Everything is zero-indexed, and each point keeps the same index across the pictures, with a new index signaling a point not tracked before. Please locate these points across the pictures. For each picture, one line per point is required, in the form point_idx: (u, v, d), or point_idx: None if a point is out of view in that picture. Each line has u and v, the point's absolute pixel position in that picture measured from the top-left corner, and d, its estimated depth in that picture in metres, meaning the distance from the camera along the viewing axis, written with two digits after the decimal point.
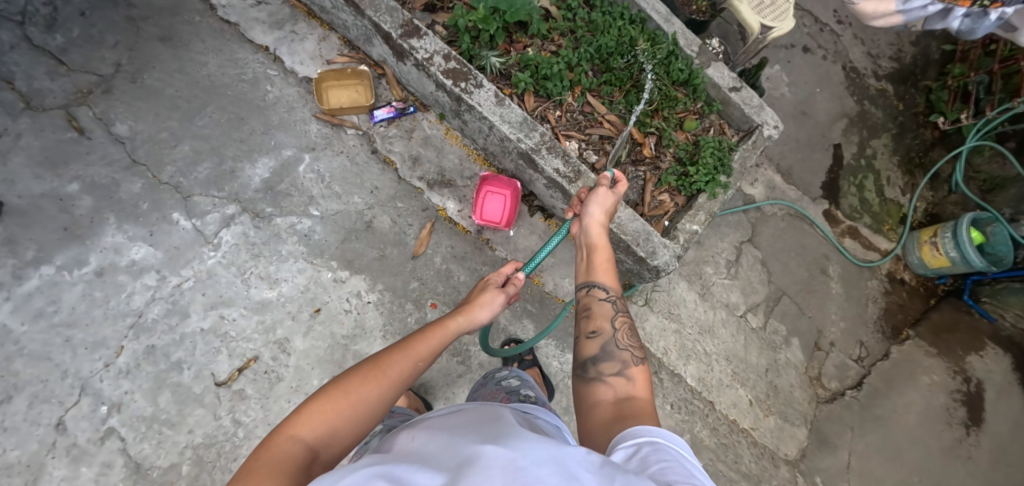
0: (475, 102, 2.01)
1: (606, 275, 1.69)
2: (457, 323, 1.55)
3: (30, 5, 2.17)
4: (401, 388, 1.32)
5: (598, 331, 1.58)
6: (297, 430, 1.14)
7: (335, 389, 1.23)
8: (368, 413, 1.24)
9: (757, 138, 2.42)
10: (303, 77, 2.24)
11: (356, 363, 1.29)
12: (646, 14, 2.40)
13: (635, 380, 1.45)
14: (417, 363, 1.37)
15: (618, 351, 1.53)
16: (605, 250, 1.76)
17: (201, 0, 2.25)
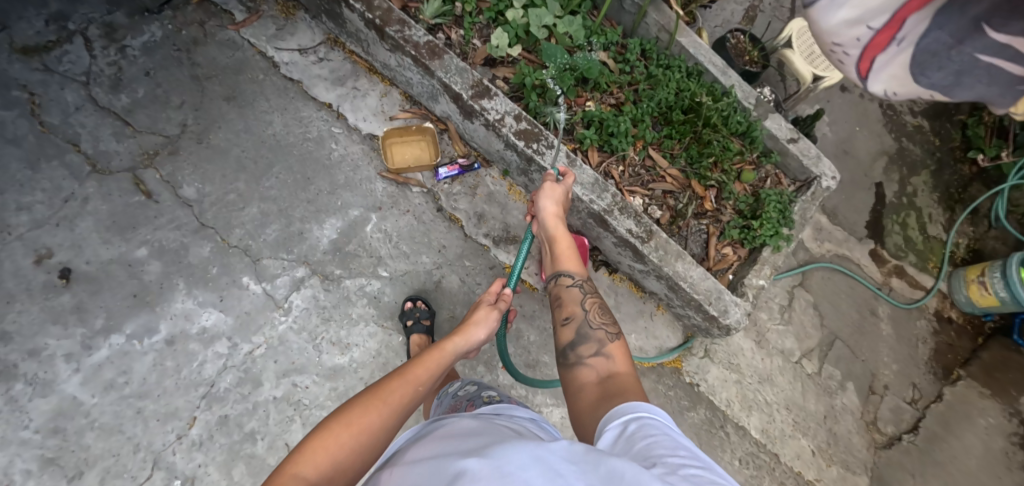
0: (548, 164, 2.02)
1: (571, 263, 1.79)
2: (453, 346, 1.53)
3: (95, 65, 2.17)
4: (403, 415, 1.28)
5: (572, 317, 1.66)
6: (299, 471, 1.07)
7: (336, 424, 1.17)
8: (370, 444, 1.19)
9: (817, 190, 2.42)
10: (367, 134, 2.24)
11: (355, 393, 1.25)
12: (703, 66, 2.43)
13: (613, 355, 1.51)
14: (417, 390, 1.33)
15: (592, 331, 1.60)
16: (565, 239, 1.84)
17: (265, 59, 2.27)
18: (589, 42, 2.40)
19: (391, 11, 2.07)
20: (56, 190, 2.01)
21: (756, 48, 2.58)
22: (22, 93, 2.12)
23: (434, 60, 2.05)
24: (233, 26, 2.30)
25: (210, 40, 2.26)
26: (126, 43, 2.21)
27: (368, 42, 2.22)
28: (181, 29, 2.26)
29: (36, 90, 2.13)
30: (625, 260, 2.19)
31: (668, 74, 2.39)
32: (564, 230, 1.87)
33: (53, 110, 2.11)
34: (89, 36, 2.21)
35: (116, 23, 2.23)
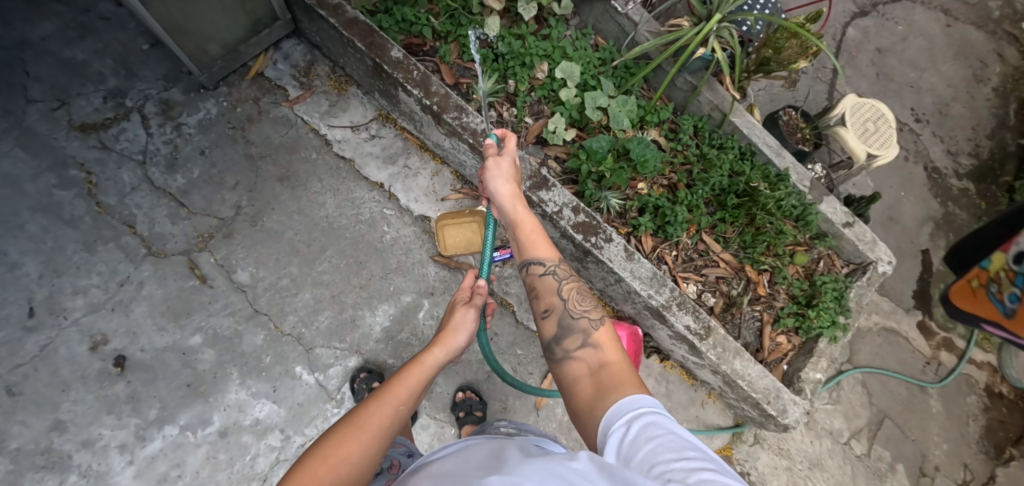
0: (606, 258, 2.01)
1: (541, 247, 1.68)
2: (434, 357, 1.41)
3: (151, 144, 2.18)
4: (383, 438, 1.20)
5: (552, 309, 1.60)
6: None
7: (313, 458, 1.10)
8: (351, 474, 1.12)
9: (872, 275, 2.38)
10: (418, 215, 2.22)
11: (328, 426, 1.17)
12: (756, 148, 2.42)
13: (603, 344, 1.46)
14: (396, 410, 1.24)
15: (574, 320, 1.55)
16: (530, 223, 1.75)
17: (318, 137, 2.27)
18: (642, 122, 2.40)
19: (449, 97, 2.05)
20: (112, 273, 2.01)
21: (808, 125, 2.54)
22: (79, 171, 2.13)
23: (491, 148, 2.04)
24: (286, 102, 2.31)
25: (264, 117, 2.27)
26: (182, 120, 2.22)
27: (422, 124, 2.21)
28: (235, 106, 2.27)
29: (93, 168, 2.13)
30: (679, 350, 2.17)
31: (721, 156, 2.38)
32: (525, 211, 1.77)
33: (109, 189, 2.11)
34: (146, 112, 2.21)
35: (172, 99, 2.24)
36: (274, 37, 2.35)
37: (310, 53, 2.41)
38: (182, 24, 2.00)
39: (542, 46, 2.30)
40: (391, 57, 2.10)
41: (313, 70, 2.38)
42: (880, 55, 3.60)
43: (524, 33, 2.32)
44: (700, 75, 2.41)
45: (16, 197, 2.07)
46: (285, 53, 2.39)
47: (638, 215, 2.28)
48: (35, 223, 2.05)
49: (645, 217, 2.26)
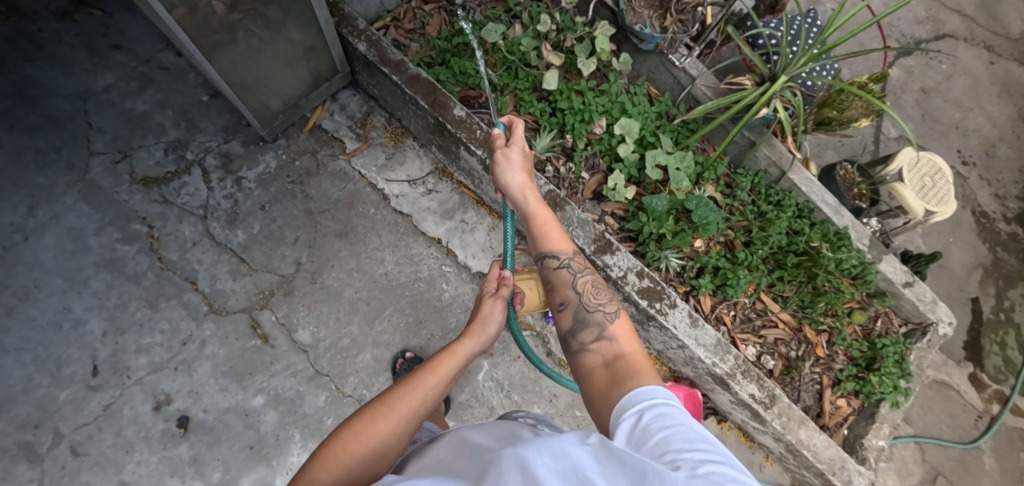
0: (670, 324, 1.99)
1: (558, 240, 1.65)
2: (466, 346, 1.41)
3: (212, 198, 2.19)
4: (414, 421, 1.22)
5: (567, 302, 1.58)
6: (312, 475, 1.06)
7: (349, 431, 1.14)
8: (382, 449, 1.15)
9: (932, 337, 2.34)
10: (476, 272, 2.21)
11: (363, 403, 1.20)
12: (815, 205, 2.38)
13: (618, 336, 1.43)
14: (428, 395, 1.25)
15: (590, 314, 1.53)
16: (544, 213, 1.71)
17: (376, 191, 2.27)
18: (698, 178, 2.38)
19: None
20: (175, 331, 2.02)
21: (865, 181, 2.51)
22: (141, 225, 2.13)
23: (555, 211, 2.06)
24: (344, 155, 2.31)
25: (322, 170, 2.27)
26: (242, 173, 2.22)
27: (481, 182, 2.21)
28: (294, 159, 2.27)
29: (155, 223, 2.14)
30: (739, 415, 2.14)
31: (779, 213, 2.35)
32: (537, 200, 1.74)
33: (171, 245, 2.12)
34: (206, 166, 2.22)
35: (232, 152, 2.25)
36: (332, 89, 2.36)
37: (366, 103, 2.41)
38: (251, 85, 2.03)
39: (601, 102, 2.30)
40: (455, 116, 2.11)
41: (369, 122, 2.38)
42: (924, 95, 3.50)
43: (583, 89, 2.31)
44: (759, 132, 2.39)
45: (80, 252, 2.09)
46: (341, 104, 2.40)
47: (697, 275, 2.25)
48: (99, 279, 2.06)
49: (704, 277, 2.23)
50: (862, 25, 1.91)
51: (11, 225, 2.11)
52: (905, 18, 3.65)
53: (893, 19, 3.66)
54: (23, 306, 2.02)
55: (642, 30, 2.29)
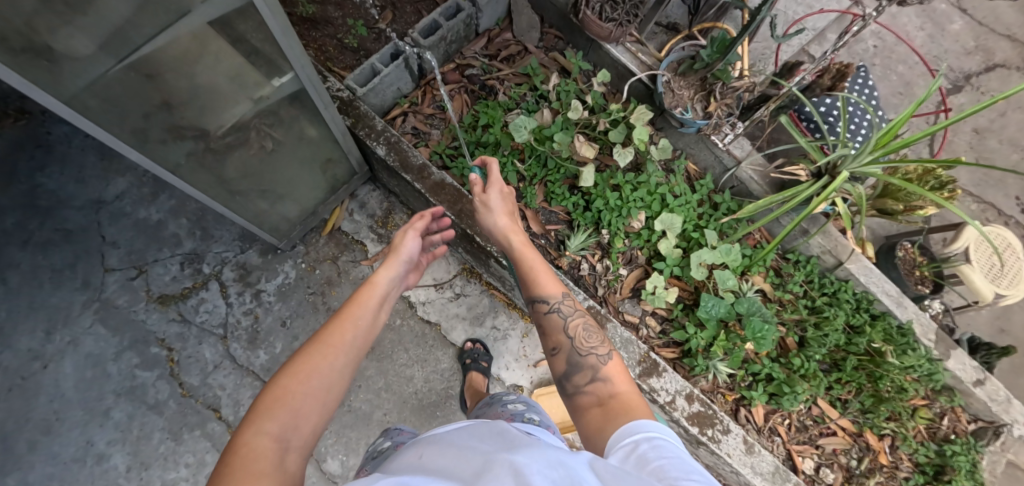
0: (724, 452, 1.86)
1: (546, 281, 1.47)
2: (384, 275, 1.34)
3: (231, 314, 2.09)
4: (356, 352, 1.15)
5: (559, 347, 1.40)
6: (261, 423, 0.96)
7: (287, 373, 1.04)
8: (327, 385, 1.06)
9: (1005, 439, 2.14)
10: (509, 385, 2.11)
11: (298, 347, 1.09)
12: (875, 296, 2.19)
13: (613, 376, 1.28)
14: (362, 322, 1.19)
15: (583, 358, 1.36)
16: (531, 254, 1.52)
17: (401, 299, 2.16)
18: (745, 270, 2.20)
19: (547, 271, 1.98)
20: (200, 465, 1.94)
21: (929, 264, 2.30)
22: (160, 348, 2.05)
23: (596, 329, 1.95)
24: (366, 260, 2.19)
25: (343, 278, 2.16)
26: (261, 286, 2.13)
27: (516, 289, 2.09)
28: (314, 268, 2.17)
29: (174, 344, 2.05)
30: None
31: (835, 308, 2.17)
32: (523, 241, 1.55)
33: (191, 368, 2.03)
34: (224, 279, 2.13)
35: (249, 263, 2.15)
36: (351, 189, 2.23)
37: (387, 200, 2.29)
38: (266, 209, 1.96)
39: (640, 196, 2.16)
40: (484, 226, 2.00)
41: (391, 220, 2.26)
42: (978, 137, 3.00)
43: (620, 182, 2.17)
44: (813, 219, 2.20)
45: (100, 380, 2.00)
46: (361, 201, 2.28)
47: (749, 384, 2.10)
48: (120, 409, 1.98)
49: (757, 387, 2.09)
50: (919, 136, 1.74)
51: (30, 351, 2.01)
52: (952, 49, 3.09)
53: (947, 39, 3.10)
54: (46, 441, 1.92)
55: (683, 115, 2.15)
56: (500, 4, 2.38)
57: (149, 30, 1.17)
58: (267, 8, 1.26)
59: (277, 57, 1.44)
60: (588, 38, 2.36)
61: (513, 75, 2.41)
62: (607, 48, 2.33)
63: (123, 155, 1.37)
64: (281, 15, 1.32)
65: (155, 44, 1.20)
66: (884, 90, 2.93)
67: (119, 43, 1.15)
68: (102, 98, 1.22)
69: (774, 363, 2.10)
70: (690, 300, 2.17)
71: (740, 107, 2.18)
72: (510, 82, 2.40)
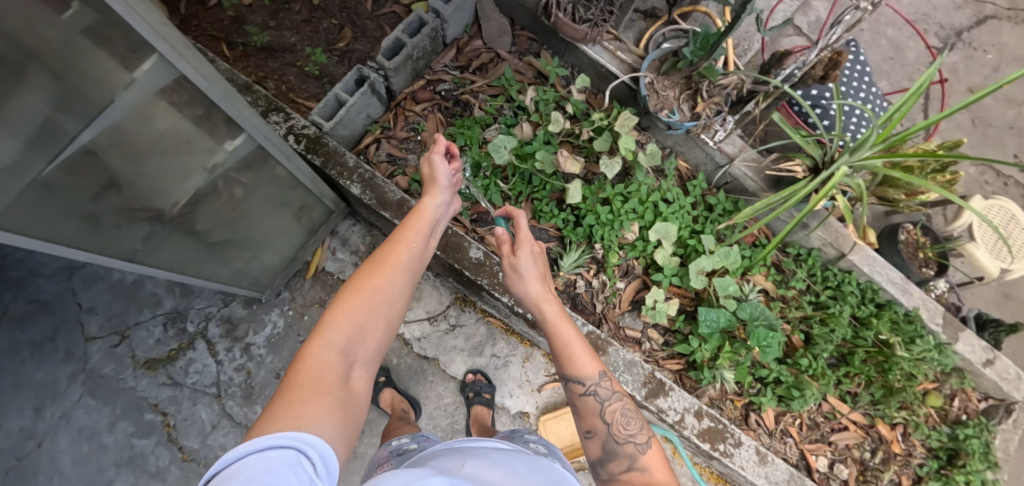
0: (738, 465, 1.85)
1: (581, 362, 1.39)
2: (428, 206, 1.44)
3: (222, 372, 2.03)
4: (411, 274, 1.25)
5: (594, 431, 1.35)
6: (326, 338, 1.05)
7: (348, 290, 1.14)
8: (387, 301, 1.16)
9: (1018, 415, 2.13)
10: (515, 413, 2.07)
11: (358, 267, 1.19)
12: (879, 285, 2.14)
13: (651, 466, 1.21)
14: (413, 248, 1.29)
15: (619, 446, 1.29)
16: (564, 328, 1.43)
17: (395, 337, 2.11)
18: (746, 271, 2.14)
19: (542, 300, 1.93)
20: None
21: (932, 246, 2.24)
22: (154, 414, 1.98)
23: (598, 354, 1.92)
24: None
25: None
26: (250, 339, 2.07)
27: (512, 316, 2.03)
28: (302, 314, 2.11)
29: (168, 408, 1.99)
30: None
31: (840, 302, 2.12)
32: (558, 311, 1.46)
33: (189, 431, 1.98)
34: (210, 336, 2.07)
35: (234, 316, 2.09)
36: (331, 227, 2.15)
37: (369, 233, 2.20)
38: (241, 269, 1.88)
39: (632, 207, 2.08)
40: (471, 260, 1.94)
41: None
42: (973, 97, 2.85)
43: (610, 195, 2.09)
44: (813, 214, 2.13)
45: (96, 453, 1.92)
46: (343, 237, 2.20)
47: (758, 389, 2.08)
48: (122, 481, 1.91)
49: (766, 391, 2.06)
50: (914, 130, 1.70)
51: (21, 431, 1.92)
52: (941, 5, 2.94)
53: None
54: None
55: (669, 118, 2.06)
56: (466, 12, 2.24)
57: (75, 124, 1.08)
58: (200, 80, 1.18)
59: (226, 122, 1.34)
60: (563, 40, 2.23)
61: (487, 86, 2.28)
62: (583, 49, 2.21)
63: (70, 256, 1.29)
64: (218, 81, 1.23)
65: (79, 141, 1.11)
66: (874, 56, 2.79)
67: (39, 146, 1.07)
68: (34, 205, 1.14)
69: (782, 366, 2.06)
70: (692, 307, 2.15)
71: (728, 103, 2.08)
72: (484, 94, 2.28)
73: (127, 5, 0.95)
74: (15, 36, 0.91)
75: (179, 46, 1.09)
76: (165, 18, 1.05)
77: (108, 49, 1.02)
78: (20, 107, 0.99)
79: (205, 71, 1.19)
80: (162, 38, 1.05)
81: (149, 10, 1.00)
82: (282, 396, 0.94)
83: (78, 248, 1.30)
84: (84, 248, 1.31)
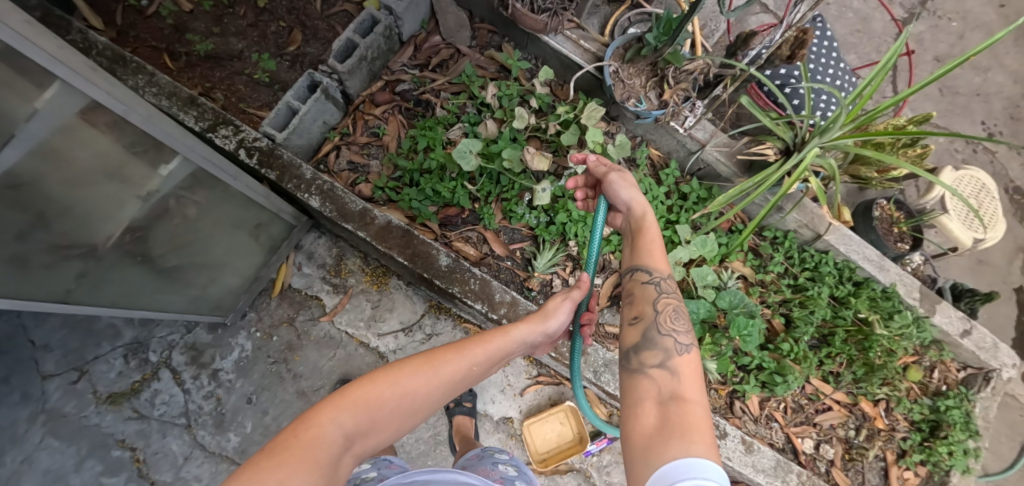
0: (725, 456, 1.84)
1: (656, 256, 1.34)
2: (520, 331, 1.36)
3: (191, 401, 1.95)
4: (446, 395, 1.20)
5: (641, 318, 1.29)
6: (339, 414, 1.01)
7: (383, 375, 1.10)
8: (410, 408, 1.12)
9: (996, 383, 2.15)
10: (498, 419, 2.03)
11: (411, 355, 1.16)
12: (856, 263, 2.13)
13: (683, 372, 1.18)
14: (469, 370, 1.23)
15: (660, 338, 1.25)
16: (652, 227, 1.40)
17: (371, 351, 2.04)
18: (723, 258, 2.12)
19: (517, 304, 1.88)
20: None
21: (906, 220, 2.23)
22: (122, 450, 1.90)
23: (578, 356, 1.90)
24: (325, 315, 2.06)
25: (305, 340, 2.03)
26: (218, 365, 1.99)
27: (488, 322, 1.98)
28: (271, 334, 2.03)
29: (136, 443, 1.91)
30: None
31: (818, 283, 2.10)
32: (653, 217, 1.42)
33: (161, 465, 1.90)
34: (175, 365, 1.98)
35: (199, 342, 2.00)
36: (294, 242, 2.06)
37: (335, 245, 2.12)
38: (199, 294, 1.79)
39: None
40: (442, 267, 1.88)
41: (344, 267, 2.10)
42: (941, 66, 2.83)
43: None
44: (787, 196, 2.10)
45: None
46: (308, 251, 2.11)
47: (741, 377, 2.07)
48: None
49: (750, 379, 2.05)
50: (885, 106, 1.66)
51: None
52: None
53: None
54: None
55: (636, 107, 2.01)
56: (420, 7, 2.14)
57: None
58: (117, 104, 1.10)
59: (156, 146, 1.25)
60: (524, 31, 2.15)
61: (448, 84, 2.20)
62: (545, 39, 2.12)
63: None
64: (137, 103, 1.15)
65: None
66: (842, 29, 2.76)
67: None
68: None
69: (764, 352, 2.05)
70: None
71: (697, 88, 2.05)
72: (446, 92, 2.19)
73: (13, 31, 0.88)
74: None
75: (83, 70, 1.01)
76: (63, 41, 0.97)
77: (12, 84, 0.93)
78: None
79: (120, 94, 1.11)
80: (62, 63, 0.97)
81: (43, 35, 0.93)
82: (271, 455, 0.91)
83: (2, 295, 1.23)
84: (8, 293, 1.24)
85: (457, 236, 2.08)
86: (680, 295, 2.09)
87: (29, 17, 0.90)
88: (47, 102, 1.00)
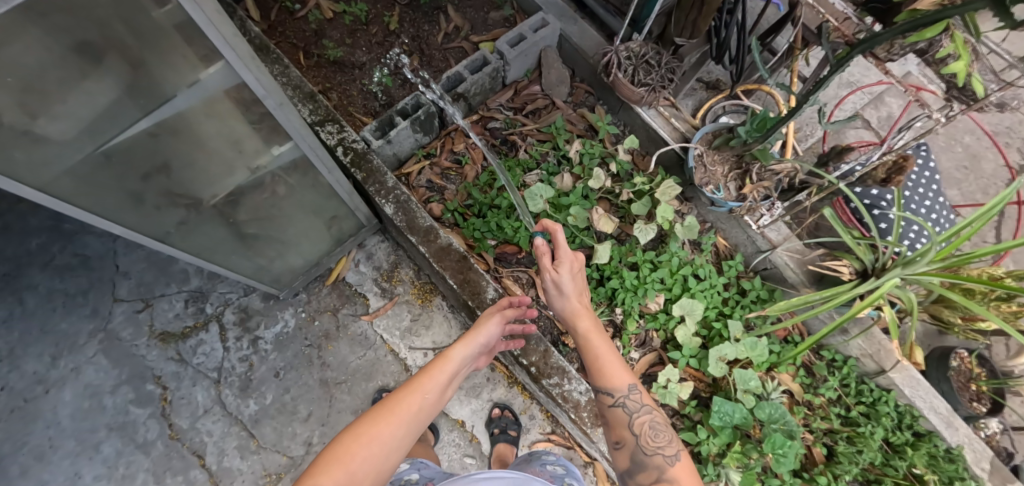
0: None
1: (615, 378, 1.39)
2: (458, 353, 1.34)
3: (227, 359, 2.08)
4: (415, 428, 1.14)
5: (623, 442, 1.39)
6: (317, 479, 0.97)
7: (347, 436, 1.06)
8: (386, 451, 1.07)
9: None
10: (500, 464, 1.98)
11: (365, 408, 1.12)
12: (920, 411, 1.95)
13: (680, 479, 1.26)
14: (426, 399, 1.19)
15: (648, 457, 1.34)
16: (597, 339, 1.42)
17: (397, 361, 2.10)
18: (772, 367, 2.01)
19: (549, 356, 1.87)
20: None
21: (987, 379, 2.02)
22: (155, 386, 2.03)
23: (595, 426, 1.81)
24: (367, 315, 2.15)
25: (342, 332, 2.13)
26: (260, 333, 2.11)
27: (515, 365, 1.98)
28: (314, 318, 2.14)
29: (169, 384, 2.04)
30: None
31: (872, 421, 1.93)
32: (591, 322, 1.44)
33: (182, 410, 2.01)
34: (225, 322, 2.13)
35: (251, 307, 2.15)
36: (359, 240, 2.20)
37: (394, 252, 2.24)
38: (265, 265, 1.95)
39: (660, 277, 2.03)
40: (487, 300, 1.92)
41: (396, 274, 2.21)
42: None
43: (639, 261, 2.06)
44: (855, 320, 1.99)
45: (94, 412, 1.98)
46: (368, 252, 2.24)
47: None
48: (110, 444, 1.95)
49: None
50: (982, 253, 1.52)
51: (34, 375, 2.01)
52: None
53: None
54: (37, 468, 1.90)
55: (713, 194, 2.00)
56: (529, 57, 2.28)
57: (136, 116, 1.15)
58: (260, 89, 1.25)
59: (277, 129, 1.43)
60: (619, 98, 2.24)
61: (536, 130, 2.30)
62: (638, 110, 2.20)
63: (105, 228, 1.36)
64: (276, 92, 1.31)
65: (133, 130, 1.17)
66: (947, 162, 2.63)
67: (97, 130, 1.12)
68: (80, 180, 1.20)
69: (796, 478, 1.89)
70: (706, 394, 2.04)
71: (780, 189, 2.00)
72: (532, 138, 2.30)
73: (204, 14, 1.00)
74: (80, 9, 0.91)
75: (245, 56, 1.16)
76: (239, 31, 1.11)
77: (188, 59, 1.10)
78: (84, 93, 1.03)
79: (266, 82, 1.25)
80: (232, 48, 1.11)
81: (225, 23, 1.06)
82: None
83: (117, 222, 1.38)
84: (122, 223, 1.39)
85: (508, 274, 2.12)
86: (717, 393, 1.99)
87: (220, 7, 1.04)
88: (208, 76, 1.16)
